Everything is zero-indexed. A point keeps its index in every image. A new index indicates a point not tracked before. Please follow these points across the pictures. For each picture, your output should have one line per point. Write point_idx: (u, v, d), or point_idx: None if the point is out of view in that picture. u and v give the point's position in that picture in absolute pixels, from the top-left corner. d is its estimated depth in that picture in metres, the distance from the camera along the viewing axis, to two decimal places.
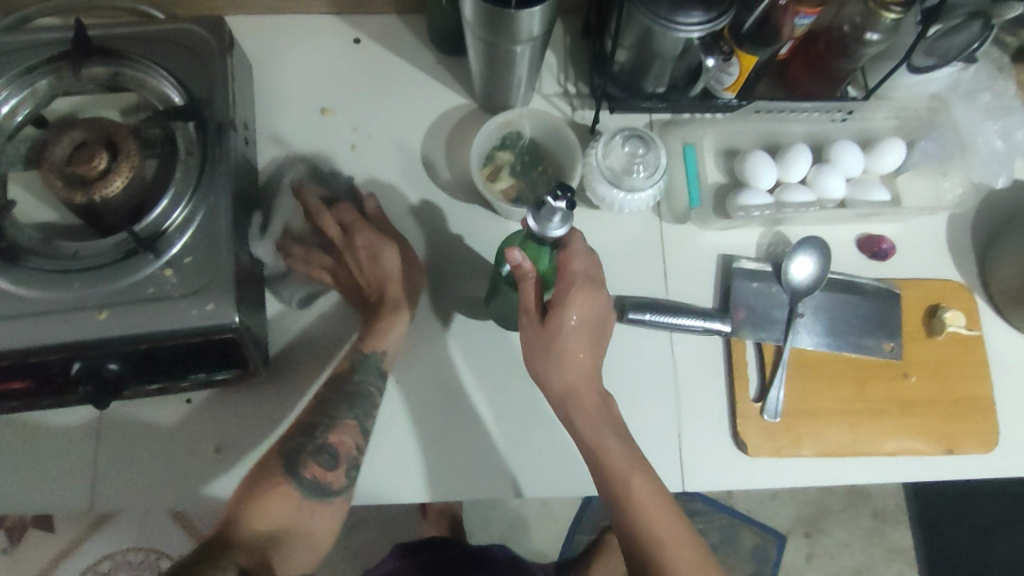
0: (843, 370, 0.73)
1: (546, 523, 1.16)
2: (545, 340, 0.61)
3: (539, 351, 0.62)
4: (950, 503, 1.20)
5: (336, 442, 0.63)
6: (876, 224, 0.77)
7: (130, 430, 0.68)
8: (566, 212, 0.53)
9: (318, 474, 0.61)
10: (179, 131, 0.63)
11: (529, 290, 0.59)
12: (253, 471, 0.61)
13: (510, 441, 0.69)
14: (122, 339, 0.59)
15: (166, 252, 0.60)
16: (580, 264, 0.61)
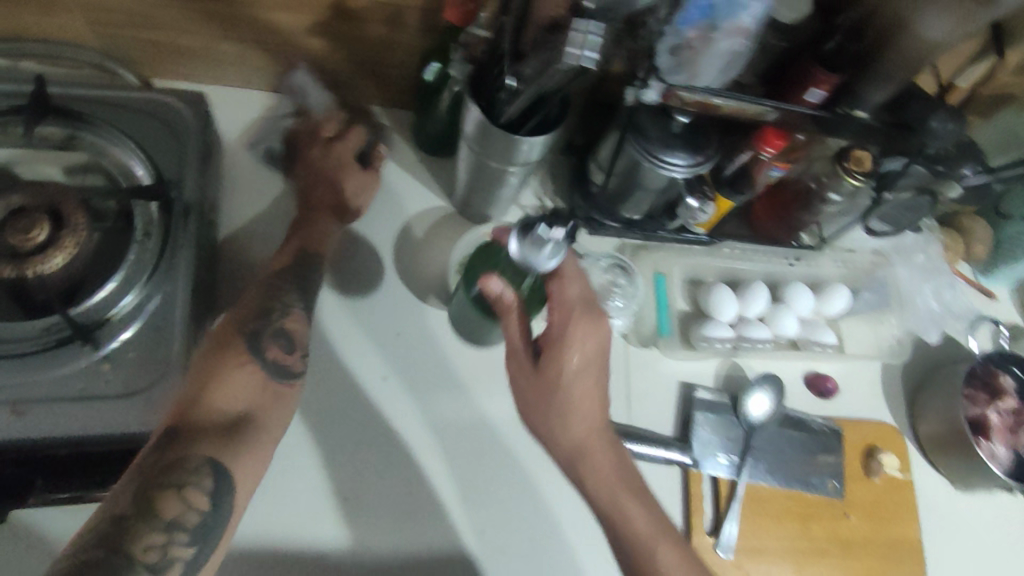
0: (790, 507, 0.74)
1: None
2: (543, 386, 0.58)
3: (540, 399, 0.58)
4: None
5: (292, 327, 0.57)
6: (823, 364, 0.81)
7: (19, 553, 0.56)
8: (557, 243, 0.54)
9: (278, 356, 0.55)
10: (139, 210, 0.58)
11: (513, 323, 0.58)
12: (206, 348, 0.54)
13: (478, 527, 0.64)
14: (38, 442, 0.51)
15: (106, 344, 0.54)
16: (575, 289, 0.58)
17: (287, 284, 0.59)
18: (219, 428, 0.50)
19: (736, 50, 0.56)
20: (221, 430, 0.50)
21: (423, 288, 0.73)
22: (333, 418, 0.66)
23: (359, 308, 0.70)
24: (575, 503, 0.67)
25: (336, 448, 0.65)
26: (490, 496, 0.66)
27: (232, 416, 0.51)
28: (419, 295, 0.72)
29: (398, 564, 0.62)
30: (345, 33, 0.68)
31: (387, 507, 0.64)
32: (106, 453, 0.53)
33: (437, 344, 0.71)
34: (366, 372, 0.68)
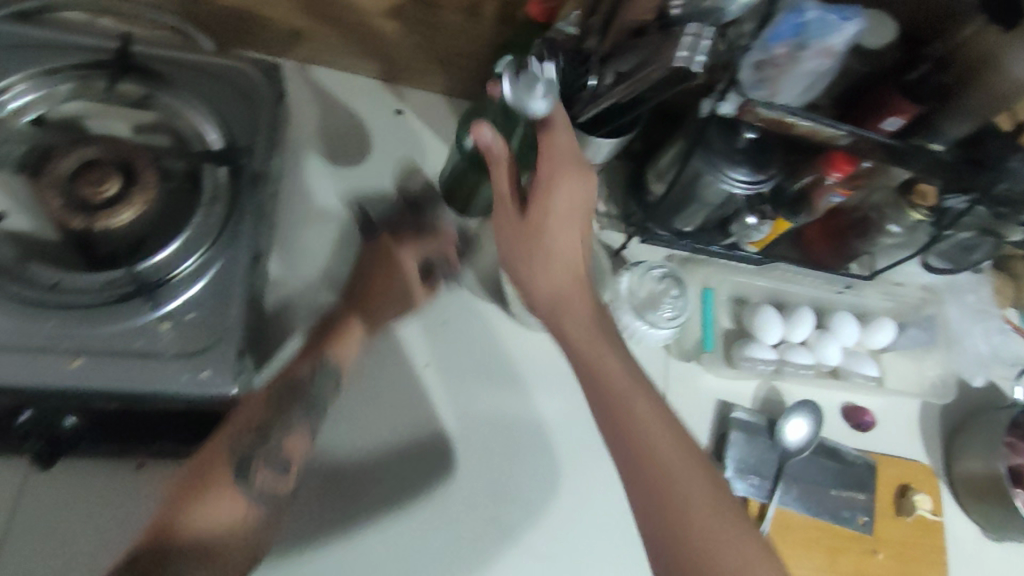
0: (819, 538, 0.73)
1: None
2: (522, 223, 0.56)
3: (523, 250, 0.57)
4: None
5: (289, 447, 0.55)
6: (862, 397, 0.80)
7: (59, 501, 0.57)
8: (547, 85, 0.53)
9: (268, 479, 0.53)
10: (207, 175, 0.59)
11: (501, 173, 0.56)
12: (191, 467, 0.52)
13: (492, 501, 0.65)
14: (93, 395, 0.51)
15: (165, 304, 0.54)
16: (564, 137, 0.54)
17: (291, 399, 0.56)
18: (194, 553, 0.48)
19: (818, 70, 0.56)
20: (203, 553, 0.48)
21: (470, 280, 0.73)
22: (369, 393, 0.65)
23: None
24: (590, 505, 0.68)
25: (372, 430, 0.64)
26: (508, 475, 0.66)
27: (214, 541, 0.49)
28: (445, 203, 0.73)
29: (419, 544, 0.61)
30: (424, 19, 0.68)
31: (421, 493, 0.63)
32: (156, 414, 0.54)
33: (480, 338, 0.71)
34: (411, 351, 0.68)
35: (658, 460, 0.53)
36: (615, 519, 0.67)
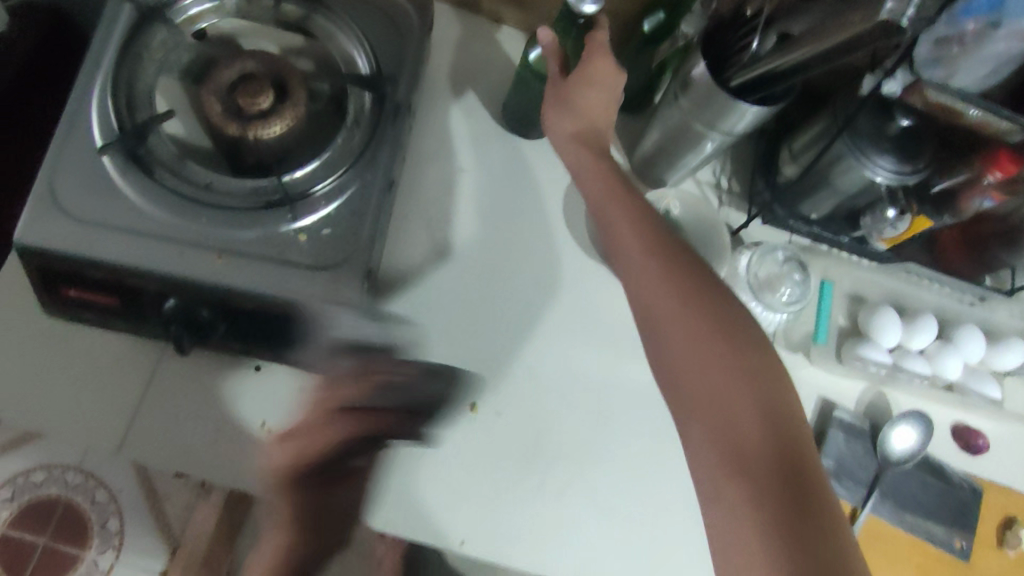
0: (908, 554, 0.70)
1: None
2: (558, 97, 0.58)
3: (553, 105, 0.58)
4: None
5: None
6: (976, 418, 0.75)
7: (181, 389, 0.62)
8: None
9: None
10: (353, 98, 0.61)
11: (552, 64, 0.59)
12: None
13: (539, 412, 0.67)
14: (232, 291, 0.54)
15: (304, 217, 0.56)
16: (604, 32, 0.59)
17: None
18: None
19: (1007, 54, 0.57)
20: None
21: (583, 239, 0.73)
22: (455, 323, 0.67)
23: (519, 243, 0.71)
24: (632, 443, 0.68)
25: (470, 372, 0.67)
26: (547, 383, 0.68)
27: None
28: (513, 130, 0.74)
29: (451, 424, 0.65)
30: None
31: (514, 439, 0.66)
32: (283, 319, 0.57)
33: (583, 301, 0.71)
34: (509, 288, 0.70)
35: (719, 397, 0.48)
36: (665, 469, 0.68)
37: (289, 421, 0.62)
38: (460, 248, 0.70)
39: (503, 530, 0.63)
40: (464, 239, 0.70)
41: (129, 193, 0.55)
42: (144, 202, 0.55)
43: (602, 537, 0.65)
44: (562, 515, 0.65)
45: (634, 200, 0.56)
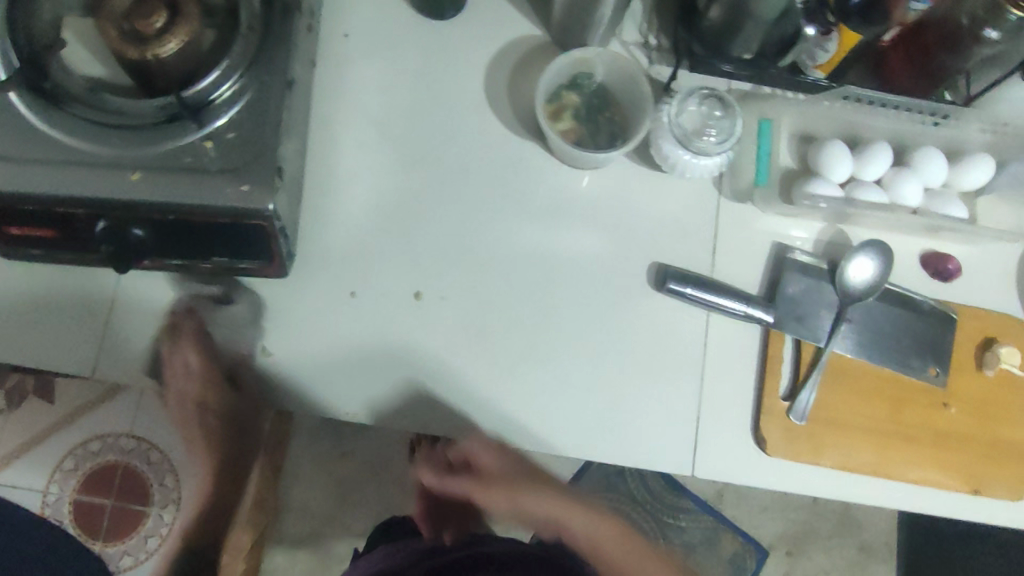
0: (880, 387, 0.68)
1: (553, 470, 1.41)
2: (507, 491, 0.67)
3: (508, 487, 0.66)
4: None
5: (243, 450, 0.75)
6: (947, 242, 0.72)
7: (138, 316, 0.66)
8: None
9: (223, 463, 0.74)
10: (244, 5, 0.61)
11: None
12: (228, 483, 0.76)
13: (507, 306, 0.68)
14: (152, 206, 0.57)
15: (210, 124, 0.58)
16: None
17: (250, 437, 0.74)
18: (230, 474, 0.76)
19: None
20: (238, 453, 0.75)
21: (510, 118, 0.72)
22: (389, 219, 0.68)
23: (447, 134, 0.71)
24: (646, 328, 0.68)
25: (410, 262, 0.68)
26: (569, 303, 0.69)
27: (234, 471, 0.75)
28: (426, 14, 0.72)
29: (463, 329, 0.68)
30: None
31: (461, 322, 0.68)
32: (207, 227, 0.59)
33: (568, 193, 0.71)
34: (441, 179, 0.70)
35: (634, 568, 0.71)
36: (673, 344, 0.68)
37: (246, 330, 0.66)
38: (385, 144, 0.70)
39: (463, 408, 0.67)
40: (389, 135, 0.70)
41: (41, 126, 0.57)
42: (63, 135, 0.57)
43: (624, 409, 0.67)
44: (516, 388, 0.67)
45: (547, 487, 0.69)
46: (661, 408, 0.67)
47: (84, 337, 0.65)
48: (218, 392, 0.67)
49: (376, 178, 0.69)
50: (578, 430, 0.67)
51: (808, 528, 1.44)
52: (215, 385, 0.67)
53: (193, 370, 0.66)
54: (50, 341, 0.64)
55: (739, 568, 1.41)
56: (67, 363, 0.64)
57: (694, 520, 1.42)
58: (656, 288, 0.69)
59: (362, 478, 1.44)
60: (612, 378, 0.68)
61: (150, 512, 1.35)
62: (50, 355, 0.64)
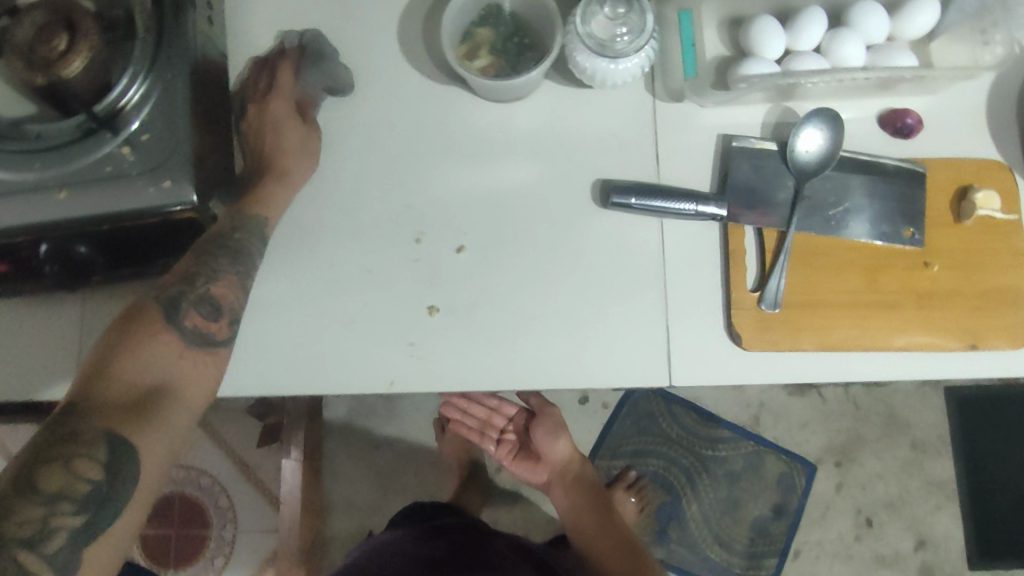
0: (854, 259, 0.65)
1: (584, 422, 1.40)
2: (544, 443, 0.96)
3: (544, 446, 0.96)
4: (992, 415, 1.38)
5: (218, 294, 0.61)
6: (905, 96, 0.68)
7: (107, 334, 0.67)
8: None
9: (200, 324, 0.60)
10: (138, 10, 0.60)
11: None
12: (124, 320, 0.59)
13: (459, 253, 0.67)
14: (86, 219, 0.58)
15: (124, 130, 0.59)
16: None
17: (216, 251, 0.62)
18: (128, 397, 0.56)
19: None
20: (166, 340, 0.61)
21: (428, 66, 0.70)
22: (327, 191, 0.68)
23: (369, 96, 0.70)
24: (603, 248, 0.67)
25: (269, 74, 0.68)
26: (519, 242, 0.67)
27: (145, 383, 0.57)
28: None
29: (421, 286, 0.67)
30: None
31: (411, 277, 0.67)
32: (143, 229, 0.60)
33: (499, 127, 0.69)
34: (371, 142, 0.69)
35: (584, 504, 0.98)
36: (633, 259, 0.66)
37: None
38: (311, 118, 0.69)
39: (430, 360, 0.66)
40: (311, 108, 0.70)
41: None
42: None
43: (593, 334, 0.66)
44: (476, 331, 0.66)
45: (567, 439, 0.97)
46: (629, 323, 0.66)
47: None
48: (281, 112, 0.66)
49: None
50: (548, 360, 0.65)
51: (855, 434, 1.40)
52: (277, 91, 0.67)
53: (277, 87, 0.67)
54: (31, 372, 0.67)
55: (790, 488, 1.38)
56: None
57: (735, 448, 1.40)
58: (602, 206, 0.67)
59: (398, 466, 1.44)
60: (577, 305, 0.66)
61: (213, 533, 1.40)
62: None
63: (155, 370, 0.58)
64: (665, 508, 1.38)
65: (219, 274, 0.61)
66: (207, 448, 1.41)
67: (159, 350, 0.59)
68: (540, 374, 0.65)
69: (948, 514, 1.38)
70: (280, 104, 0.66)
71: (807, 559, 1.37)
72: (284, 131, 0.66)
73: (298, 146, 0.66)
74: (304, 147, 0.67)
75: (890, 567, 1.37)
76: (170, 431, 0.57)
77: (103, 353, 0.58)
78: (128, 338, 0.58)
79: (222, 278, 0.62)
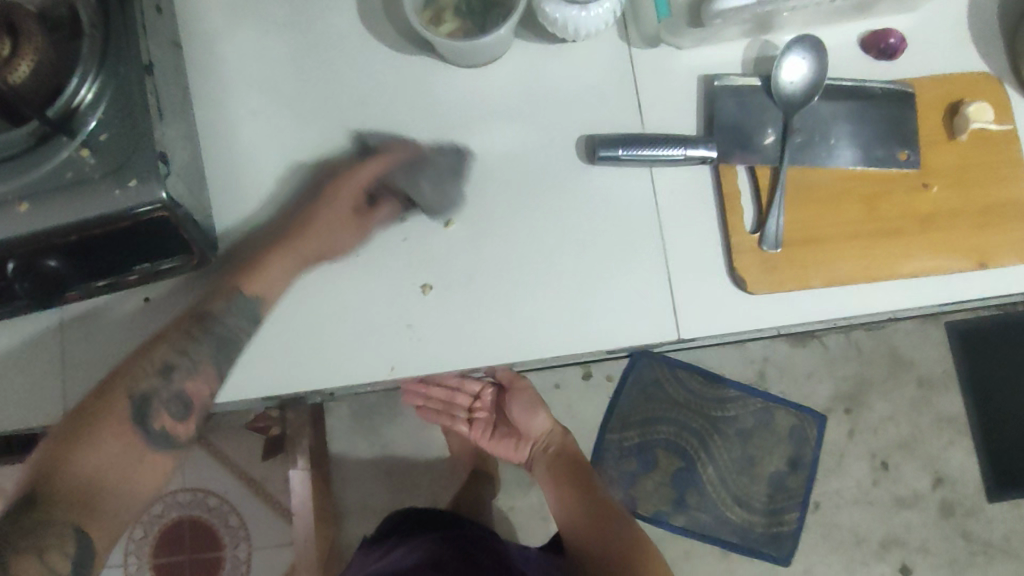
0: (851, 188, 0.63)
1: (590, 398, 1.39)
2: (524, 413, 0.97)
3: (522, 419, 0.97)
4: (995, 343, 1.37)
5: (190, 390, 0.60)
6: (885, 17, 0.66)
7: (92, 350, 0.64)
8: None
9: (167, 424, 0.60)
10: (78, 4, 0.57)
11: None
12: (77, 415, 0.58)
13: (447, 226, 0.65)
14: (49, 231, 0.55)
15: (80, 132, 0.56)
16: None
17: (202, 336, 0.61)
18: (76, 490, 0.56)
19: None
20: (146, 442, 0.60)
21: (392, 37, 0.67)
22: (304, 178, 0.66)
23: (337, 74, 0.67)
24: (594, 205, 0.65)
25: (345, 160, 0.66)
26: (507, 209, 0.65)
27: (98, 480, 0.57)
28: None
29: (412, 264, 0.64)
30: None
31: (400, 257, 0.64)
32: (112, 233, 0.57)
33: (474, 93, 0.66)
34: (343, 122, 0.66)
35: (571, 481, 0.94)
36: (627, 213, 0.64)
37: None
38: (278, 104, 0.67)
39: (429, 340, 0.63)
40: (278, 94, 0.67)
41: None
42: None
43: (593, 295, 0.63)
44: (473, 305, 0.64)
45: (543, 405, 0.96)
46: (629, 279, 0.64)
47: (90, 377, 0.64)
48: (340, 200, 0.64)
49: (279, 142, 0.66)
50: (550, 327, 0.63)
51: (862, 378, 1.40)
52: (348, 180, 0.65)
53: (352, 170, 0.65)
54: (17, 399, 0.64)
55: (802, 440, 1.38)
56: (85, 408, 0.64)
57: (744, 406, 1.39)
58: (589, 162, 0.65)
59: (408, 463, 1.41)
60: (573, 267, 0.64)
61: (228, 553, 1.37)
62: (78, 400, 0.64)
63: (112, 473, 0.58)
64: (681, 475, 1.37)
65: (193, 371, 0.60)
66: (211, 467, 1.38)
67: (121, 450, 0.58)
68: (544, 342, 0.63)
69: (962, 448, 1.38)
70: (337, 196, 0.64)
71: (828, 509, 1.36)
72: (322, 218, 0.64)
73: (330, 234, 0.64)
74: (331, 246, 0.64)
75: (911, 507, 1.36)
76: (117, 524, 0.58)
77: (58, 447, 0.57)
78: (86, 435, 0.57)
79: (201, 371, 0.61)
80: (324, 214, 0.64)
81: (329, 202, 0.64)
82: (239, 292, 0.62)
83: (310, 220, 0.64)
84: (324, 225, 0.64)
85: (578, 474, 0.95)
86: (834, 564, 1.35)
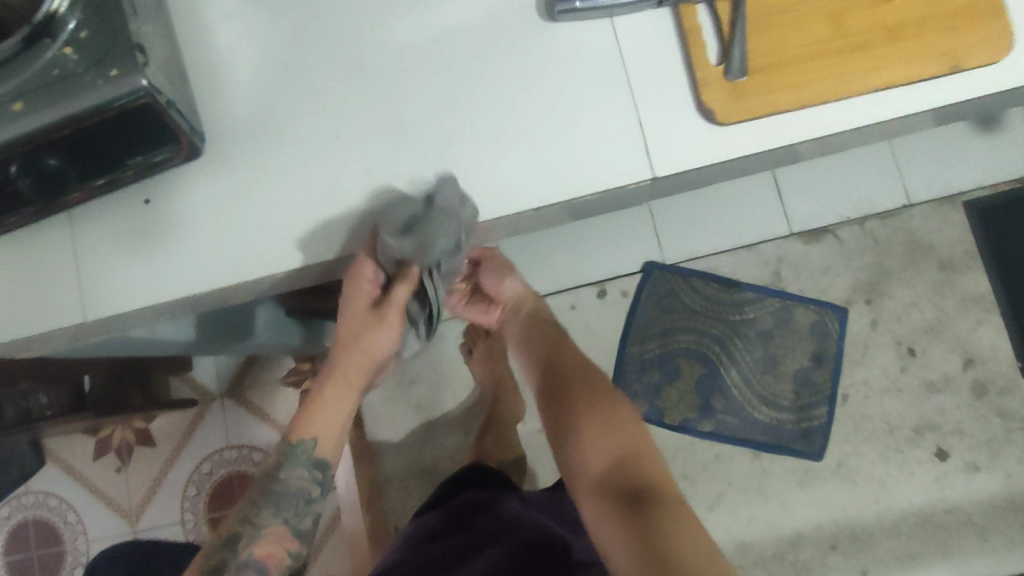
0: (814, 10, 0.63)
1: (606, 315, 1.39)
2: (494, 277, 0.92)
3: (490, 283, 0.92)
4: (1009, 216, 1.36)
5: (263, 554, 0.71)
6: None
7: (103, 254, 0.68)
8: None
9: None
10: None
11: None
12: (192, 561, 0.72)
13: (420, 98, 0.67)
14: (43, 127, 0.58)
15: (61, 34, 0.58)
16: None
17: (263, 498, 0.73)
18: None
19: None
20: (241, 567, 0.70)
21: None
22: (279, 69, 0.68)
23: None
24: (559, 60, 0.66)
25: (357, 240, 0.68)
26: (475, 74, 0.66)
27: None
28: None
29: (391, 138, 0.67)
30: None
31: (378, 132, 0.67)
32: (103, 124, 0.60)
33: None
34: (311, 11, 0.69)
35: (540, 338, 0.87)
36: (592, 63, 0.66)
37: (197, 226, 0.68)
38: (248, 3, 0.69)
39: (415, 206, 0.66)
40: None
41: None
42: None
43: (566, 146, 0.65)
44: (452, 169, 0.66)
45: (507, 265, 0.92)
46: (601, 127, 0.65)
47: (106, 278, 0.68)
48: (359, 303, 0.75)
49: (255, 38, 0.69)
50: (527, 181, 0.65)
51: (880, 267, 1.37)
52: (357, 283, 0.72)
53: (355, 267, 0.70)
54: (42, 306, 0.68)
55: (825, 335, 1.37)
56: (105, 308, 0.68)
57: (762, 308, 1.38)
58: (549, 19, 0.66)
59: (435, 397, 1.45)
60: (545, 121, 0.65)
61: None
62: (96, 301, 0.68)
63: None
64: (705, 381, 1.37)
65: (260, 538, 0.71)
66: (248, 423, 1.41)
67: None
68: (524, 196, 0.65)
69: (991, 326, 1.35)
70: (357, 306, 0.75)
71: (857, 401, 1.35)
72: (355, 326, 0.76)
73: (368, 330, 0.76)
74: (370, 345, 0.76)
75: (943, 392, 1.34)
76: None
77: None
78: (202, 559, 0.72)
79: (268, 536, 0.72)
80: (351, 320, 0.76)
81: (351, 311, 0.75)
82: (288, 443, 0.74)
83: (344, 328, 0.76)
84: (352, 321, 0.76)
85: (551, 336, 0.87)
86: (869, 454, 1.34)
